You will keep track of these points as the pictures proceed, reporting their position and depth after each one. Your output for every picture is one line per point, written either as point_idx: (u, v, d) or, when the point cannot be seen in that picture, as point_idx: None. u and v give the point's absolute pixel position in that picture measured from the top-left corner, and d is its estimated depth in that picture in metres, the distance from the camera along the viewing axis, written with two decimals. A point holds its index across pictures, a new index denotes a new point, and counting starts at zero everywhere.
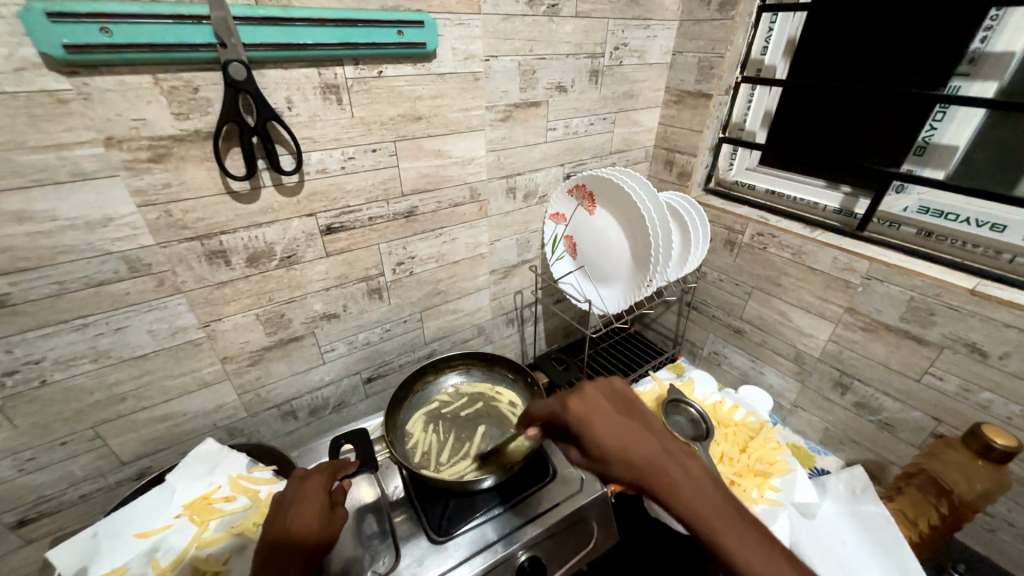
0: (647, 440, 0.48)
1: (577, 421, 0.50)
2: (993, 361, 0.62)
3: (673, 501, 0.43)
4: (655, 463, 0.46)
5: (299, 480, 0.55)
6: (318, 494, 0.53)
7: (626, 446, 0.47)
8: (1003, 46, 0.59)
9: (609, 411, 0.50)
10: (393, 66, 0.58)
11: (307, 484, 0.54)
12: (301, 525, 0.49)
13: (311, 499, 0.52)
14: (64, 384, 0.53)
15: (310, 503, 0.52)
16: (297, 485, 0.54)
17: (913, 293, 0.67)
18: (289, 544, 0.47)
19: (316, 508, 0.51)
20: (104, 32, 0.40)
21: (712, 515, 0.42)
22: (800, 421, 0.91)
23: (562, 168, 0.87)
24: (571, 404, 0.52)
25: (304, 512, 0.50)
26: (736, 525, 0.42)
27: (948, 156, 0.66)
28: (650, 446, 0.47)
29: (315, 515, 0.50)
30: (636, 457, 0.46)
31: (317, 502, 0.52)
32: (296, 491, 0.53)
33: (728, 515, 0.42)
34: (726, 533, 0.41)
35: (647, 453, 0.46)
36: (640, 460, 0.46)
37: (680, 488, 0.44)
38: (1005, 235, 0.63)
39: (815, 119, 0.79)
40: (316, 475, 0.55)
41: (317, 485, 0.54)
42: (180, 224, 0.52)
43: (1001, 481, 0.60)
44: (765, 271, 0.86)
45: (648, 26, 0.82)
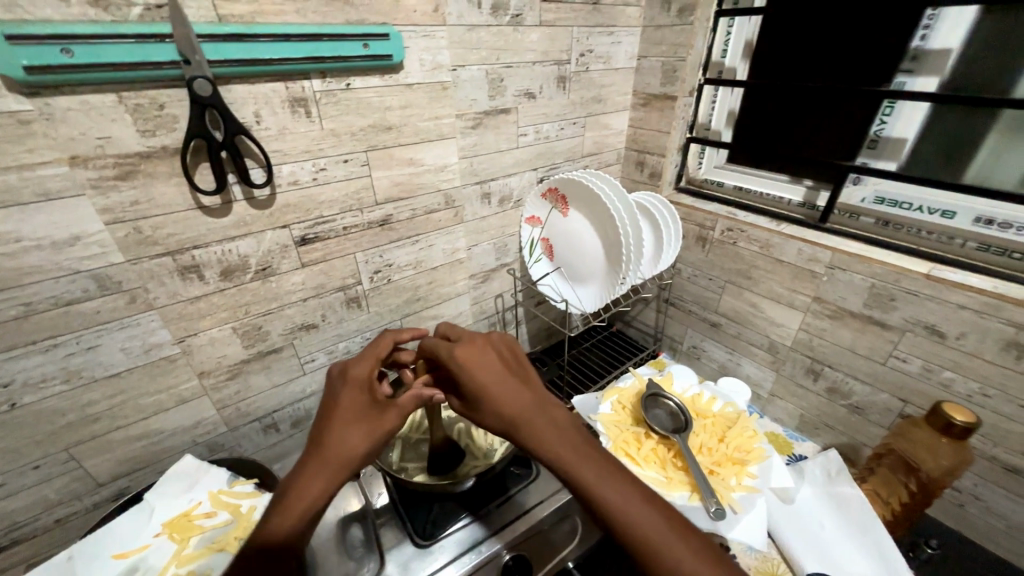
0: (525, 391, 0.49)
1: (460, 368, 0.51)
2: (951, 341, 0.65)
3: (539, 447, 0.45)
4: (525, 414, 0.47)
5: (338, 379, 0.54)
6: (358, 392, 0.52)
7: (500, 395, 0.48)
8: (940, 43, 0.62)
9: (492, 361, 0.52)
10: (360, 78, 0.59)
11: (346, 384, 0.53)
12: (336, 429, 0.48)
13: (348, 399, 0.51)
14: (35, 406, 0.52)
15: (346, 404, 0.51)
16: (336, 387, 0.53)
17: (874, 279, 0.70)
18: (324, 458, 0.46)
19: (353, 411, 0.50)
20: (66, 53, 0.41)
21: (576, 458, 0.44)
22: (778, 409, 0.93)
23: (535, 172, 0.89)
24: (456, 353, 0.53)
25: (342, 414, 0.50)
26: (596, 466, 0.43)
27: (899, 148, 0.70)
28: (521, 398, 0.48)
29: (351, 418, 0.49)
30: (510, 405, 0.48)
31: (356, 401, 0.51)
32: (334, 390, 0.53)
33: (592, 457, 0.44)
34: (586, 472, 0.43)
35: (519, 402, 0.48)
36: (512, 410, 0.48)
37: (545, 431, 0.46)
38: (955, 221, 0.66)
39: (775, 117, 0.82)
40: (357, 371, 0.54)
41: (354, 384, 0.53)
42: (151, 241, 0.52)
43: (963, 457, 0.62)
44: (736, 264, 0.89)
45: (613, 32, 0.85)
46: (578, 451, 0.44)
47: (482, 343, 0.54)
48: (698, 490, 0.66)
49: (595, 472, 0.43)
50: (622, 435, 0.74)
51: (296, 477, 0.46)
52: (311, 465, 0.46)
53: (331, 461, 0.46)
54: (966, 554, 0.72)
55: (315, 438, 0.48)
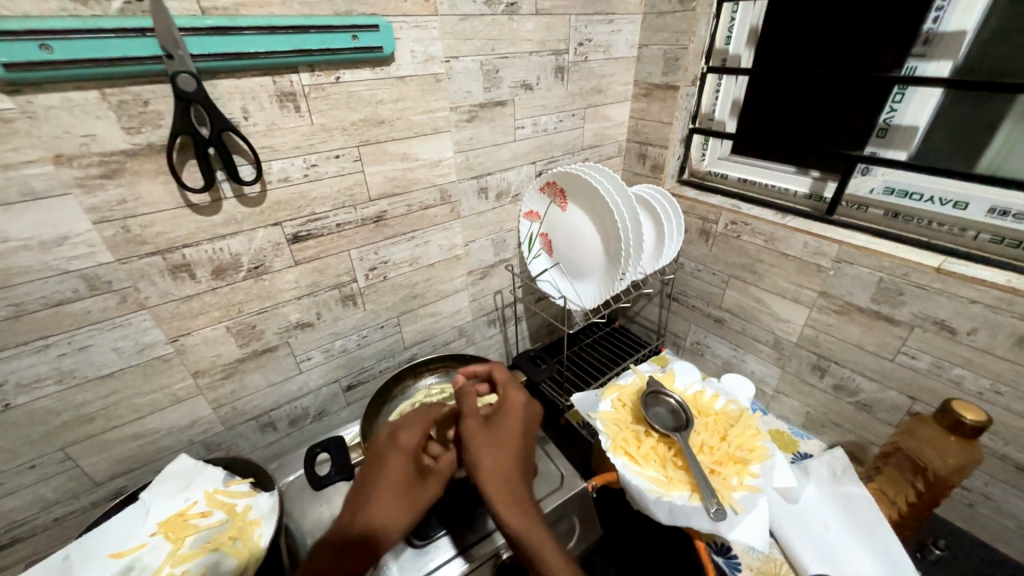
0: (522, 469, 0.54)
1: (500, 410, 0.59)
2: (962, 337, 0.63)
3: (512, 519, 0.50)
4: (517, 486, 0.52)
5: (387, 444, 0.56)
6: (405, 462, 0.54)
7: (505, 460, 0.54)
8: (954, 26, 0.59)
9: (521, 422, 0.58)
10: (351, 71, 0.58)
11: (398, 453, 0.55)
12: (381, 502, 0.52)
13: (396, 471, 0.54)
14: (29, 406, 0.52)
15: (395, 476, 0.53)
16: (386, 456, 0.55)
17: (882, 273, 0.68)
18: (367, 527, 0.50)
19: (399, 483, 0.53)
20: (44, 49, 0.40)
21: (549, 552, 0.48)
22: (783, 406, 0.92)
23: (534, 166, 0.87)
24: (509, 397, 0.60)
25: (388, 486, 0.53)
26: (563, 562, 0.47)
27: (909, 137, 0.67)
28: (523, 486, 0.53)
29: (398, 492, 0.53)
30: (510, 473, 0.53)
31: (402, 473, 0.54)
32: (383, 456, 0.55)
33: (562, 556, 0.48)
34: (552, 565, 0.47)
35: (517, 477, 0.53)
36: (510, 476, 0.53)
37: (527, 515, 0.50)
38: (968, 212, 0.63)
39: (781, 106, 0.79)
40: (404, 438, 0.56)
41: (404, 452, 0.55)
42: (140, 240, 0.52)
43: (973, 457, 0.60)
44: (740, 259, 0.86)
45: (612, 20, 0.83)
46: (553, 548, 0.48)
47: (523, 400, 0.60)
48: (698, 490, 0.65)
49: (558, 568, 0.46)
50: (622, 433, 0.73)
51: (342, 540, 0.48)
52: (358, 531, 0.49)
53: (376, 535, 0.50)
54: (976, 555, 0.70)
55: (363, 504, 0.51)
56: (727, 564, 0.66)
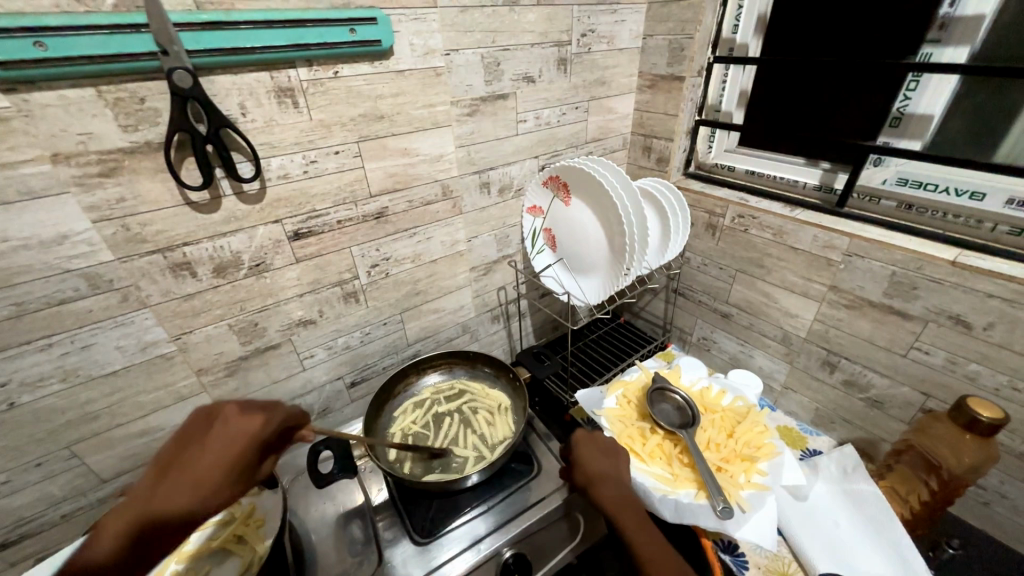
0: (610, 465, 0.61)
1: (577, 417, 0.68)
2: (978, 332, 0.61)
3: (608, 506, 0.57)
4: (604, 478, 0.60)
5: (231, 422, 0.51)
6: (242, 448, 0.50)
7: (591, 459, 0.62)
8: (972, 9, 0.57)
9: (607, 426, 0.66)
10: (349, 65, 0.57)
11: (224, 435, 0.51)
12: (207, 476, 0.48)
13: (228, 448, 0.50)
14: (34, 405, 0.53)
15: (223, 456, 0.49)
16: (219, 432, 0.51)
17: (895, 267, 0.66)
18: (189, 497, 0.46)
19: (232, 465, 0.49)
20: (39, 46, 0.39)
21: (638, 535, 0.54)
22: (791, 402, 0.90)
23: (537, 160, 0.86)
24: None
25: (212, 462, 0.49)
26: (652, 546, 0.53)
27: (924, 125, 0.65)
28: (617, 477, 0.60)
29: (221, 471, 0.49)
30: (594, 468, 0.61)
31: (235, 455, 0.50)
32: (223, 433, 0.51)
33: (653, 542, 0.54)
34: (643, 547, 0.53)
35: (604, 472, 0.60)
36: (597, 471, 0.60)
37: (620, 505, 0.57)
38: (985, 203, 0.61)
39: (790, 96, 0.77)
40: (236, 424, 0.51)
41: (243, 441, 0.51)
42: (140, 238, 0.52)
43: (989, 454, 0.58)
44: (747, 253, 0.85)
45: (615, 10, 0.81)
46: (643, 532, 0.55)
47: None
48: (704, 487, 0.64)
49: (648, 549, 0.53)
50: (627, 430, 0.72)
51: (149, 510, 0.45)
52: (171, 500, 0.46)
53: (177, 506, 0.45)
54: (991, 554, 0.68)
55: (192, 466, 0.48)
56: (734, 563, 0.65)
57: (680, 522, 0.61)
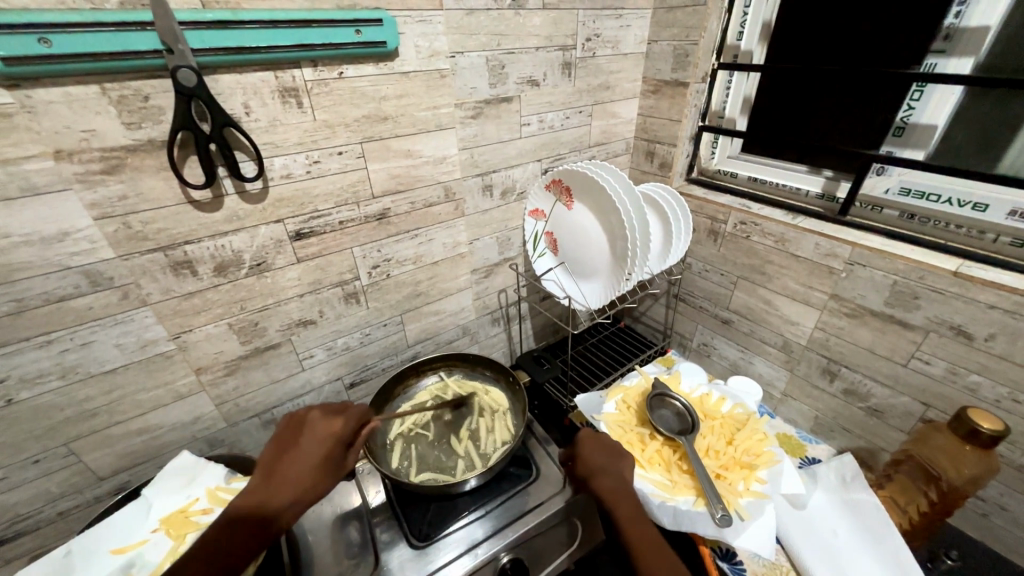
0: (608, 458, 0.63)
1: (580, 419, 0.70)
2: (979, 343, 0.61)
3: (603, 497, 0.58)
4: (600, 470, 0.61)
5: (319, 425, 0.55)
6: (332, 446, 0.54)
7: (590, 453, 0.64)
8: (977, 21, 0.57)
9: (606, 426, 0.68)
10: (354, 66, 0.57)
11: (315, 437, 0.54)
12: (306, 474, 0.52)
13: (320, 446, 0.54)
14: (32, 402, 0.52)
15: (322, 454, 0.53)
16: (308, 435, 0.55)
17: (896, 276, 0.66)
18: (295, 487, 0.51)
19: (329, 461, 0.53)
20: (44, 42, 0.39)
21: (632, 524, 0.55)
22: (791, 410, 0.90)
23: (540, 163, 0.86)
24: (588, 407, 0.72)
25: (310, 461, 0.52)
26: (646, 533, 0.54)
27: (929, 135, 0.65)
28: (614, 469, 0.61)
29: (318, 466, 0.52)
30: (592, 461, 0.63)
31: (329, 452, 0.54)
32: (313, 435, 0.55)
33: (648, 531, 0.54)
34: (635, 534, 0.54)
35: (602, 464, 0.62)
36: (594, 463, 0.62)
37: (616, 496, 0.58)
38: (988, 214, 0.61)
39: (793, 103, 0.77)
40: (324, 426, 0.55)
41: (334, 439, 0.55)
42: (141, 236, 0.52)
43: (989, 465, 0.58)
44: (749, 260, 0.85)
45: (621, 15, 0.81)
46: (637, 520, 0.55)
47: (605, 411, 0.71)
48: (703, 494, 0.64)
49: (641, 537, 0.53)
50: (626, 436, 0.72)
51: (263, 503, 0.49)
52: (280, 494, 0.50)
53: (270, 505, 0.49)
54: (989, 566, 0.68)
55: (284, 466, 0.52)
56: (732, 570, 0.64)
57: (679, 529, 0.62)
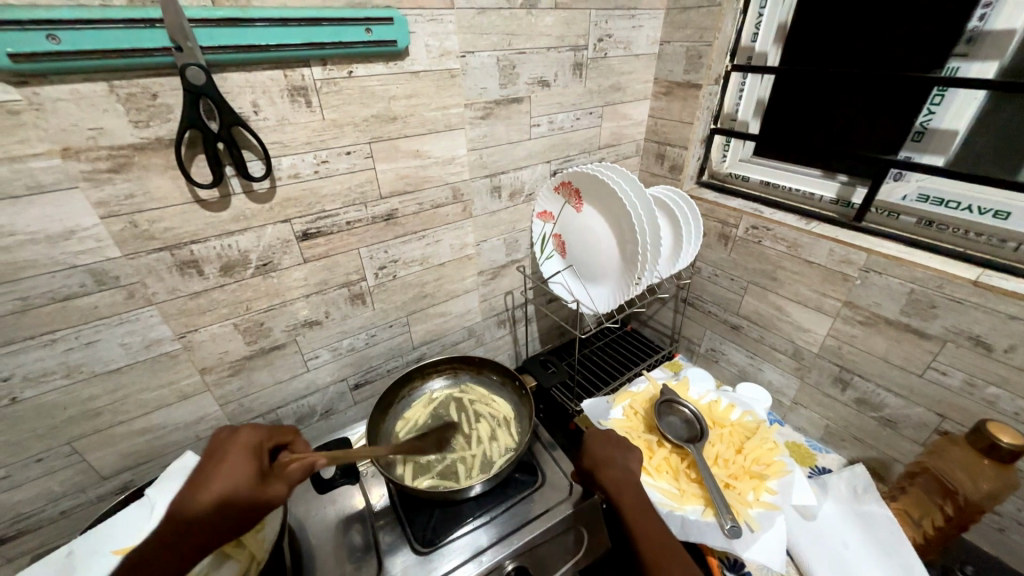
0: (616, 451, 0.63)
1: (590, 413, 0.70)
2: (999, 354, 0.59)
3: (609, 487, 0.59)
4: (607, 462, 0.62)
5: (228, 440, 0.50)
6: (244, 453, 0.48)
7: (598, 446, 0.64)
8: (1002, 23, 0.55)
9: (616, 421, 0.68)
10: (364, 65, 0.56)
11: (226, 450, 0.49)
12: (216, 485, 0.45)
13: (235, 455, 0.48)
14: (36, 400, 0.52)
15: (233, 462, 0.47)
16: (224, 450, 0.49)
17: (914, 284, 0.64)
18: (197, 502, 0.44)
19: (241, 468, 0.46)
20: (52, 39, 0.39)
21: (637, 514, 0.56)
22: (801, 418, 0.89)
23: (549, 165, 0.85)
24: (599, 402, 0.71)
25: (225, 470, 0.46)
26: (649, 525, 0.55)
27: (948, 141, 0.63)
28: (622, 462, 0.62)
29: (235, 473, 0.46)
30: (599, 454, 0.63)
31: (244, 461, 0.47)
32: (221, 451, 0.49)
33: (651, 522, 0.55)
34: (640, 525, 0.55)
35: (609, 456, 0.63)
36: (602, 456, 0.63)
37: (622, 486, 0.58)
38: (1009, 222, 0.59)
39: (808, 106, 0.76)
40: (236, 438, 0.50)
41: (244, 446, 0.49)
42: (147, 235, 0.51)
43: (1005, 481, 0.57)
44: (760, 265, 0.83)
45: (633, 15, 0.80)
46: (642, 512, 0.56)
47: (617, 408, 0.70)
48: (712, 504, 0.62)
49: (644, 527, 0.54)
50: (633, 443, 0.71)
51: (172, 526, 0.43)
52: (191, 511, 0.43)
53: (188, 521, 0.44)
54: None
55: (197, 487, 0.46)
56: None
57: (687, 539, 0.61)
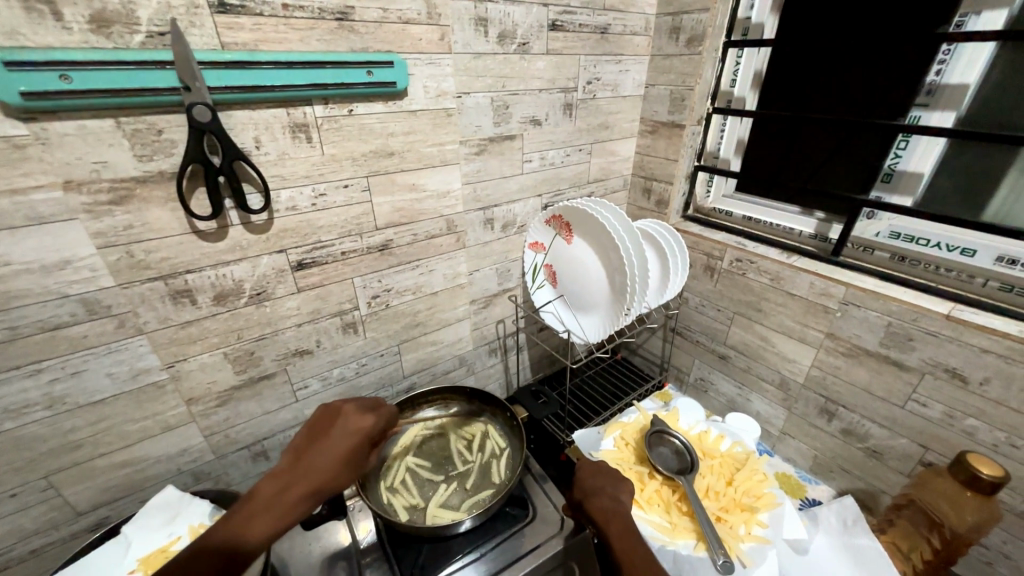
0: (606, 480, 0.63)
1: None
2: (974, 387, 0.61)
3: (596, 517, 0.58)
4: (595, 491, 0.61)
5: (351, 418, 0.56)
6: (354, 438, 0.54)
7: (586, 476, 0.64)
8: (957, 79, 0.60)
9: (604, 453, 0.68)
10: (364, 104, 0.59)
11: (345, 428, 0.54)
12: (326, 465, 0.50)
13: (350, 437, 0.53)
14: (14, 433, 0.51)
15: (347, 446, 0.53)
16: (342, 424, 0.55)
17: (891, 317, 0.67)
18: (319, 474, 0.49)
19: (346, 454, 0.52)
20: (64, 79, 0.40)
21: (626, 542, 0.55)
22: (790, 448, 0.89)
23: (540, 199, 0.88)
24: None
25: (341, 449, 0.52)
26: (640, 553, 0.54)
27: (915, 182, 0.67)
28: (612, 490, 0.61)
29: (345, 457, 0.52)
30: (588, 483, 0.63)
31: (352, 447, 0.53)
32: (340, 427, 0.54)
33: (641, 550, 0.54)
34: (629, 552, 0.54)
35: (597, 485, 0.62)
36: (591, 484, 0.63)
37: (611, 516, 0.58)
38: (976, 259, 0.63)
39: (784, 148, 0.80)
40: (355, 420, 0.55)
41: (360, 430, 0.54)
42: (143, 265, 0.52)
43: (991, 513, 0.58)
44: (745, 296, 0.86)
45: (620, 60, 0.85)
46: (631, 540, 0.55)
47: None
48: (704, 538, 0.62)
49: (633, 554, 0.53)
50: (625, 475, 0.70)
51: (286, 488, 0.48)
52: (303, 481, 0.49)
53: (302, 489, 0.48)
54: None
55: (317, 456, 0.51)
56: None
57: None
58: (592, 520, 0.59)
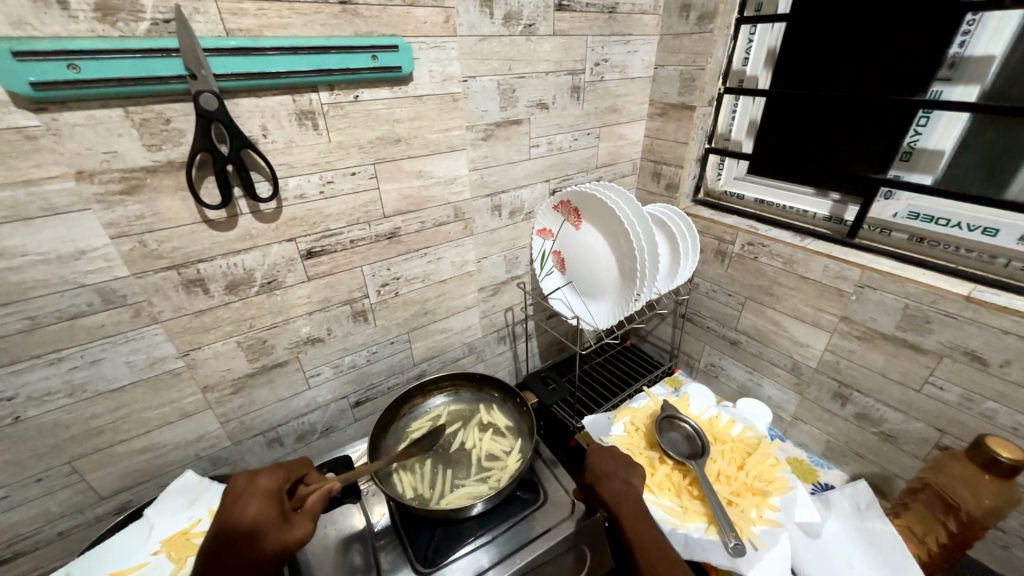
0: (618, 465, 0.63)
1: None
2: (994, 369, 0.60)
3: (609, 502, 0.59)
4: (607, 475, 0.62)
5: (243, 487, 0.51)
6: (265, 501, 0.50)
7: (598, 460, 0.64)
8: (982, 50, 0.58)
9: None
10: (370, 90, 0.58)
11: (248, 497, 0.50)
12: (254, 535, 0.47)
13: (256, 503, 0.50)
14: (37, 419, 0.52)
15: (257, 514, 0.49)
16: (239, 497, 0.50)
17: (908, 300, 0.65)
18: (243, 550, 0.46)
19: (266, 520, 0.48)
20: (72, 68, 0.41)
21: (638, 528, 0.56)
22: (802, 433, 0.88)
23: (548, 184, 0.87)
24: None
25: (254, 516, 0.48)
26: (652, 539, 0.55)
27: (935, 160, 0.65)
28: (623, 475, 0.62)
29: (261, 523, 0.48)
30: (600, 466, 0.63)
31: (269, 509, 0.49)
32: (236, 500, 0.50)
33: (654, 536, 0.55)
34: (641, 538, 0.55)
35: (609, 470, 0.62)
36: (603, 469, 0.63)
37: (622, 500, 0.58)
38: (998, 238, 0.61)
39: (798, 127, 0.78)
40: (255, 485, 0.51)
41: (265, 492, 0.51)
42: (155, 255, 0.52)
43: (1010, 497, 0.57)
44: (757, 280, 0.85)
45: (629, 41, 0.83)
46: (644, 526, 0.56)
47: None
48: (714, 521, 0.62)
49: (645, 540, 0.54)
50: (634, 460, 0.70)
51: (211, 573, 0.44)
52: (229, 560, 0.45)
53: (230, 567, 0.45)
54: None
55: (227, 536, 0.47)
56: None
57: (692, 558, 0.61)
58: (604, 504, 0.59)
